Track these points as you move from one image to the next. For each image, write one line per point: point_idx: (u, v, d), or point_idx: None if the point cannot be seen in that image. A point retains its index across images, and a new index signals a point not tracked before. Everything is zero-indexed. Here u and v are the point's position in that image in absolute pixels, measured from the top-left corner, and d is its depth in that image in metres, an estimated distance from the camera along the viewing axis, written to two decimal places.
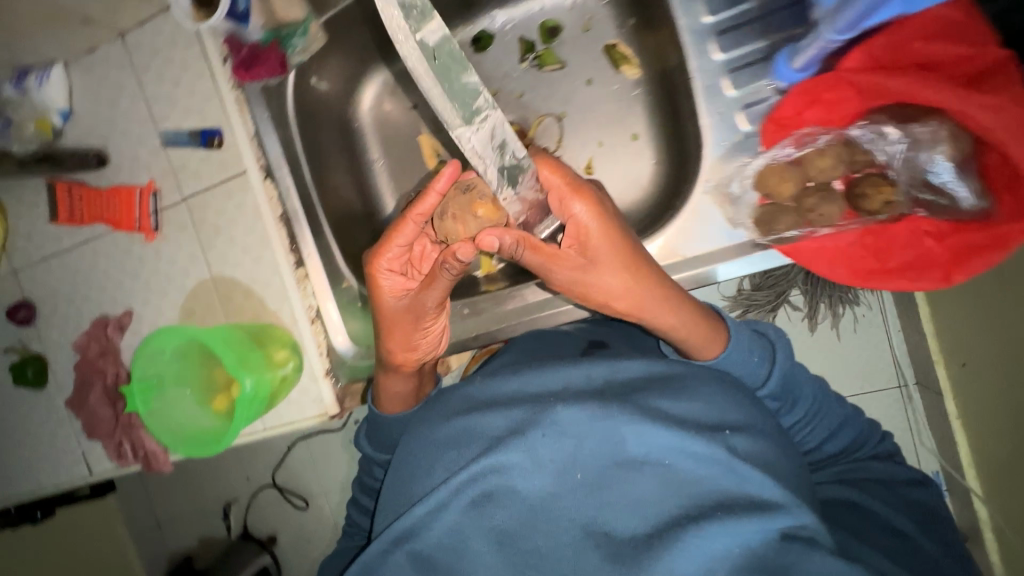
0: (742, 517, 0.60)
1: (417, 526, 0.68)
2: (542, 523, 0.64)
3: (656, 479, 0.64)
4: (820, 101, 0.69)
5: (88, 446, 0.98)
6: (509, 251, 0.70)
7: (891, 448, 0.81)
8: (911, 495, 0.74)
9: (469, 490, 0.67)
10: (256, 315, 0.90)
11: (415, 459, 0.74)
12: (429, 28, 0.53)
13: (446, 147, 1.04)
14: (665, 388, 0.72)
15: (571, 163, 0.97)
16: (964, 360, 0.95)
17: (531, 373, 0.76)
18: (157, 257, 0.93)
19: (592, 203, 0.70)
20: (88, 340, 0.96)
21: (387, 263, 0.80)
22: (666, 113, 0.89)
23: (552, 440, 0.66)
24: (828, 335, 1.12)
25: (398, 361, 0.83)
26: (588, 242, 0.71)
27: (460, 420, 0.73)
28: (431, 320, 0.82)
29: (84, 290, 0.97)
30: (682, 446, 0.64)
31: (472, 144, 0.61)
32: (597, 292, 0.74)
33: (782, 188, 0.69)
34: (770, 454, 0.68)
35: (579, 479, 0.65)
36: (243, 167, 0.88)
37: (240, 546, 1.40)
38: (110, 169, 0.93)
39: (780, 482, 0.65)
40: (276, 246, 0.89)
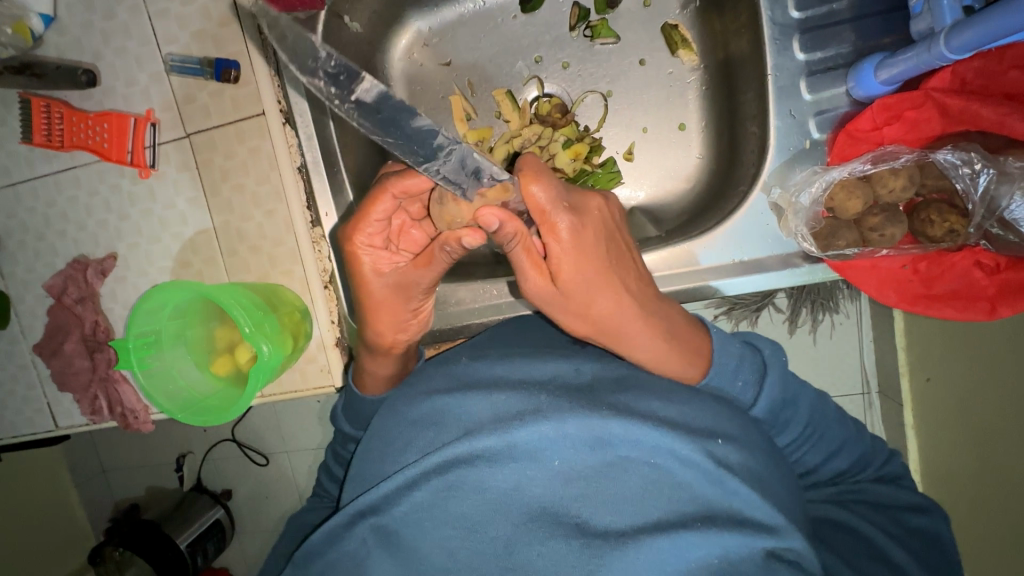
0: (721, 529, 0.59)
1: (385, 503, 0.65)
2: (514, 513, 0.60)
3: (641, 477, 0.61)
4: (900, 119, 0.66)
5: (57, 397, 0.89)
6: (506, 236, 0.59)
7: (896, 471, 0.77)
8: (909, 522, 0.70)
9: (441, 473, 0.63)
10: (264, 275, 0.83)
11: (388, 436, 0.70)
12: (364, 85, 0.50)
13: (478, 110, 0.95)
14: (657, 388, 0.69)
15: (611, 146, 0.92)
16: (926, 376, 0.97)
17: (518, 361, 0.73)
18: (149, 198, 0.83)
19: (574, 224, 0.61)
20: (64, 282, 0.85)
21: (367, 237, 0.67)
22: (722, 108, 0.85)
23: (538, 427, 0.62)
24: (805, 340, 1.06)
25: (386, 343, 0.73)
26: (560, 270, 0.62)
27: (439, 400, 0.69)
28: (420, 300, 0.71)
29: (59, 225, 0.86)
30: (672, 448, 0.61)
31: (445, 175, 0.57)
32: (571, 318, 0.66)
33: (849, 205, 0.67)
34: (758, 471, 0.65)
35: (558, 467, 0.61)
36: (262, 108, 0.79)
37: (193, 499, 1.30)
38: (100, 91, 0.81)
39: (769, 500, 0.63)
40: (292, 202, 0.81)
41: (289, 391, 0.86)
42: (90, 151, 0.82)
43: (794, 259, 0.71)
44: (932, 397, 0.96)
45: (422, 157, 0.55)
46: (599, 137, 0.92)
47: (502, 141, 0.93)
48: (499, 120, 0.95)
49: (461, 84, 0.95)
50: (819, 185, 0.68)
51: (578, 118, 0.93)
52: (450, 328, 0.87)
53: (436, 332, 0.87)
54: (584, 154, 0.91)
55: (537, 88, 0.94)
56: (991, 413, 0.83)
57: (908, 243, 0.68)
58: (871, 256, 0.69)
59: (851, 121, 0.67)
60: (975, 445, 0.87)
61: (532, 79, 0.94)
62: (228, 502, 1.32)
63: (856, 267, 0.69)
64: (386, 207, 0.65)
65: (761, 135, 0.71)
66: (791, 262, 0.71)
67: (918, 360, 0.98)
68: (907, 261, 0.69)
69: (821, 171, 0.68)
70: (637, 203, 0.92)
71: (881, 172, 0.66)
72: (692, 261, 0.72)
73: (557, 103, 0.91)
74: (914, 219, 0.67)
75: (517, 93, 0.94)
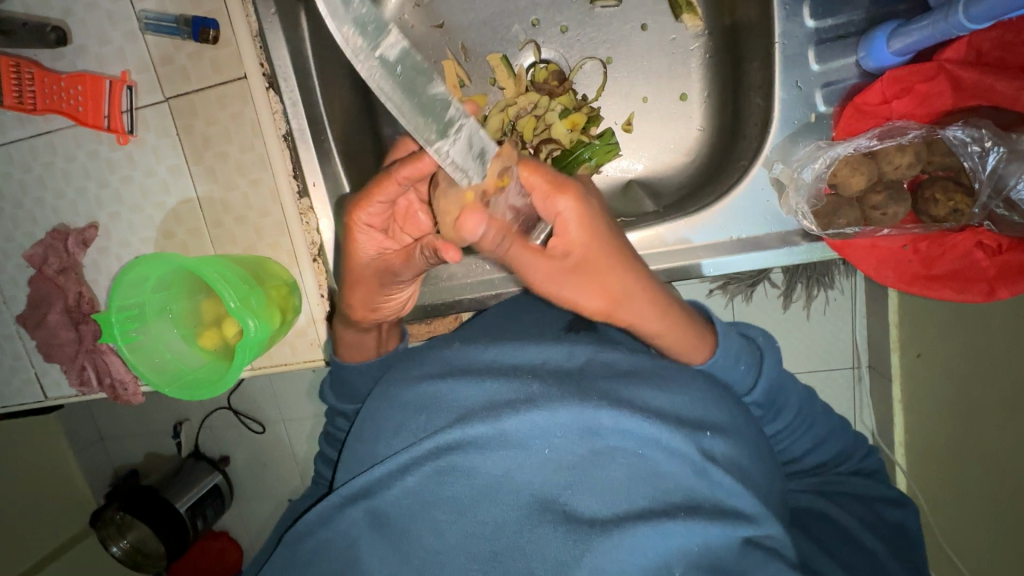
0: (703, 519, 0.59)
1: (375, 487, 0.65)
2: (503, 500, 0.60)
3: (628, 467, 0.61)
4: (911, 92, 0.63)
5: (44, 368, 0.88)
6: (490, 242, 0.57)
7: (875, 464, 0.79)
8: (884, 513, 0.73)
9: (432, 459, 0.62)
10: (250, 247, 0.81)
11: (380, 420, 0.71)
12: (387, 41, 0.46)
13: (473, 77, 0.92)
14: (648, 377, 0.69)
15: (609, 117, 0.90)
16: (919, 349, 0.97)
17: (512, 348, 0.73)
18: (129, 166, 0.80)
19: (583, 200, 0.56)
20: (44, 253, 0.82)
21: (367, 217, 0.65)
22: (726, 78, 0.82)
23: (530, 415, 0.62)
24: (799, 314, 1.06)
25: (353, 314, 0.75)
26: (570, 248, 0.57)
27: (432, 385, 0.69)
28: (398, 286, 0.72)
29: (37, 192, 0.83)
30: (659, 439, 0.62)
31: (454, 159, 0.54)
32: (578, 294, 0.59)
33: (853, 181, 0.64)
34: (743, 461, 0.67)
35: (548, 455, 0.61)
36: (244, 72, 0.75)
37: (191, 465, 1.31)
38: (72, 51, 0.77)
39: (752, 491, 0.64)
40: (278, 171, 0.78)
41: (280, 363, 0.85)
42: (65, 114, 0.78)
43: (792, 238, 0.70)
44: (923, 374, 0.96)
45: (433, 137, 0.51)
46: (597, 106, 0.89)
47: (497, 108, 0.90)
48: (494, 87, 0.92)
49: (454, 48, 0.91)
50: (824, 160, 0.66)
51: (576, 87, 0.90)
52: (443, 303, 0.85)
53: (427, 307, 0.85)
54: (582, 125, 0.88)
55: (534, 54, 0.90)
56: (983, 399, 0.83)
57: (909, 223, 0.67)
58: (871, 235, 0.67)
59: (860, 94, 0.64)
60: (966, 426, 0.87)
61: (529, 43, 0.90)
62: (226, 468, 1.34)
63: (854, 247, 0.67)
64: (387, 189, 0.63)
65: (766, 106, 0.68)
66: (789, 240, 0.70)
67: (910, 344, 0.99)
68: (908, 241, 0.67)
69: (825, 146, 0.66)
70: (635, 176, 0.90)
71: (888, 148, 0.63)
72: (683, 241, 0.72)
73: (554, 71, 0.88)
74: (919, 197, 0.64)
75: (513, 58, 0.90)
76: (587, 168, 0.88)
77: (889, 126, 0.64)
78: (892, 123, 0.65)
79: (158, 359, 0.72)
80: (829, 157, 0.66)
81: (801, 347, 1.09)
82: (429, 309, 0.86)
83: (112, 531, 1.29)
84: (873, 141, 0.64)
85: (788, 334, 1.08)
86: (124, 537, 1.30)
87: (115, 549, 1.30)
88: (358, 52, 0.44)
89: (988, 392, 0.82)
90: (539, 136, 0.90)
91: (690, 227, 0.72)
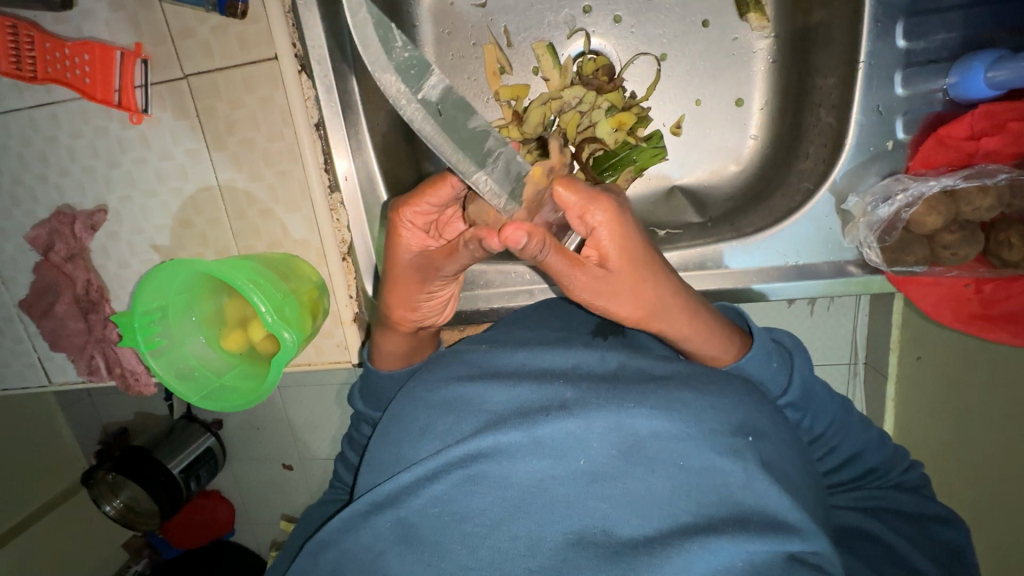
0: (754, 534, 0.47)
1: (394, 496, 0.54)
2: (540, 511, 0.49)
3: (669, 477, 0.50)
4: (1003, 129, 0.61)
5: (48, 357, 0.83)
6: (532, 253, 0.50)
7: (916, 479, 0.69)
8: (932, 531, 0.63)
9: (457, 464, 0.53)
10: (275, 243, 0.76)
11: (402, 423, 0.60)
12: (430, 81, 0.46)
13: (515, 64, 0.85)
14: (686, 381, 0.58)
15: (658, 117, 0.84)
16: (920, 351, 0.92)
17: (541, 352, 0.63)
18: (142, 145, 0.73)
19: (615, 212, 0.53)
20: (50, 236, 0.77)
21: (413, 216, 0.61)
22: (790, 87, 0.77)
23: (564, 421, 0.52)
24: (804, 311, 1.01)
25: (396, 320, 0.69)
26: (606, 256, 0.53)
27: (459, 388, 0.59)
28: (440, 286, 0.66)
29: (38, 168, 0.76)
30: (699, 449, 0.51)
31: (494, 186, 0.52)
32: (616, 304, 0.55)
33: (926, 220, 0.63)
34: (782, 469, 0.55)
35: (584, 465, 0.51)
36: (275, 52, 0.68)
37: (183, 426, 1.27)
38: (77, 15, 0.69)
39: (794, 500, 0.53)
40: (308, 164, 0.72)
41: (303, 363, 0.82)
42: (68, 86, 0.70)
43: (847, 268, 0.70)
44: (923, 377, 0.91)
45: (473, 167, 0.50)
46: (647, 107, 0.83)
47: (539, 101, 0.83)
48: (536, 77, 0.85)
49: (496, 31, 0.84)
50: (904, 196, 0.64)
51: (626, 82, 0.83)
52: (477, 311, 0.82)
53: (461, 313, 0.82)
54: (629, 125, 0.83)
55: (583, 43, 0.83)
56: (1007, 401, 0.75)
57: (977, 264, 0.66)
58: (936, 274, 0.67)
59: (944, 126, 0.63)
60: (993, 429, 0.78)
61: (577, 31, 0.83)
62: (219, 432, 1.31)
63: (919, 284, 0.67)
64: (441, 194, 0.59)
65: (838, 128, 0.67)
66: (845, 270, 0.70)
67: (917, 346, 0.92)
68: (970, 281, 0.67)
69: (904, 180, 0.65)
70: (677, 182, 0.85)
71: (970, 188, 0.61)
72: (699, 266, 0.73)
73: (603, 65, 0.82)
74: (990, 239, 0.63)
75: (558, 47, 0.84)
76: (631, 172, 0.84)
77: (984, 167, 0.61)
78: (977, 162, 0.63)
79: (182, 363, 0.68)
80: (917, 193, 0.63)
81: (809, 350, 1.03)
82: (464, 315, 0.82)
83: (104, 491, 1.25)
84: (962, 180, 0.62)
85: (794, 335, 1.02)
86: (116, 497, 1.27)
87: (107, 508, 1.26)
88: (405, 95, 0.45)
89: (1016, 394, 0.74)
90: (582, 135, 0.83)
91: (744, 248, 0.72)
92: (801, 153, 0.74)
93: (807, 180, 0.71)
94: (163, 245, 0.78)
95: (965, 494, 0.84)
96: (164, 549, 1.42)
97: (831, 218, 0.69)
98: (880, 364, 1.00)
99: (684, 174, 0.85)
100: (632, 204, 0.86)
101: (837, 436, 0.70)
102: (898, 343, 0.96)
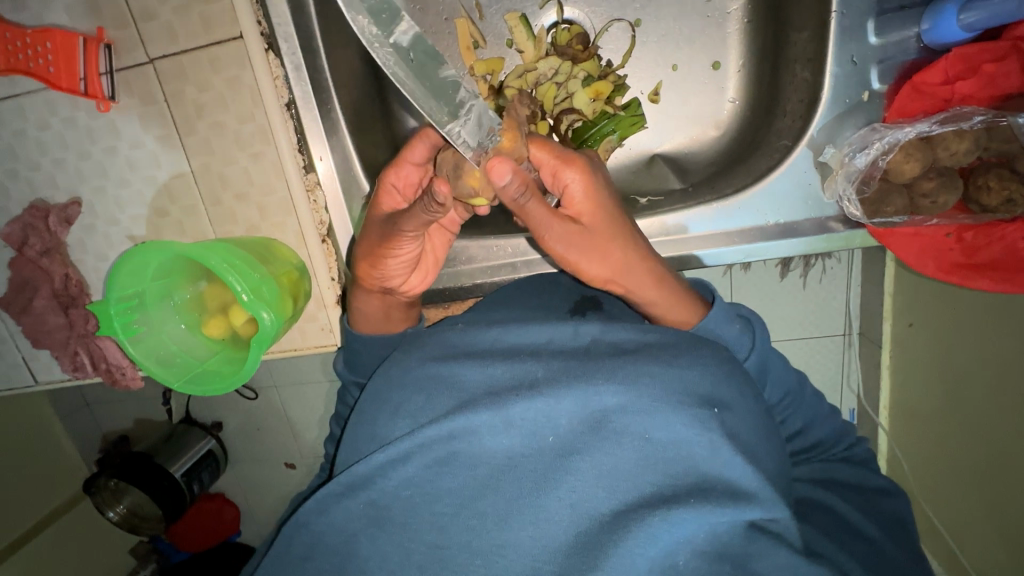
0: (715, 504, 0.47)
1: (366, 477, 0.54)
2: (507, 489, 0.50)
3: (635, 451, 0.49)
4: (977, 73, 0.61)
5: (30, 354, 0.81)
6: (512, 194, 0.51)
7: (865, 453, 0.70)
8: (881, 503, 0.64)
9: (430, 444, 0.52)
10: (253, 227, 0.75)
11: (376, 405, 0.59)
12: (401, 29, 0.47)
13: (489, 37, 0.84)
14: (654, 353, 0.56)
15: (635, 86, 0.83)
16: (911, 315, 0.91)
17: (514, 327, 0.62)
18: (111, 134, 0.72)
19: (586, 171, 0.54)
20: (23, 231, 0.76)
21: (397, 177, 0.63)
22: (764, 46, 0.77)
23: (532, 399, 0.52)
24: (795, 285, 0.99)
25: (363, 276, 0.69)
26: (579, 212, 0.55)
27: (432, 367, 0.58)
28: (407, 244, 0.66)
29: (8, 163, 0.74)
30: (668, 421, 0.50)
31: (464, 138, 0.52)
32: (587, 263, 0.56)
33: (905, 168, 0.64)
34: (751, 438, 0.54)
35: (552, 441, 0.51)
36: (240, 31, 0.66)
37: (183, 431, 1.26)
38: (37, 2, 0.67)
39: (758, 467, 0.52)
40: (281, 145, 0.71)
41: (289, 349, 0.82)
42: (31, 75, 0.68)
43: (830, 224, 0.70)
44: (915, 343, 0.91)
45: (446, 114, 0.51)
46: (623, 74, 0.82)
47: (516, 75, 0.81)
48: (511, 50, 0.84)
49: (467, 5, 0.82)
50: (879, 145, 0.65)
51: (601, 51, 0.82)
52: (461, 288, 0.81)
53: (443, 291, 0.81)
54: (606, 94, 0.81)
55: (556, 13, 0.82)
56: (995, 360, 0.76)
57: (957, 211, 0.67)
58: (916, 224, 0.68)
59: (919, 73, 0.63)
60: (984, 388, 0.79)
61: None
62: (219, 434, 1.30)
63: (898, 234, 0.68)
64: (418, 153, 0.62)
65: (814, 82, 0.68)
66: (826, 227, 0.70)
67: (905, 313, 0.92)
68: (951, 231, 0.67)
69: (881, 129, 0.65)
70: (658, 151, 0.85)
71: (946, 133, 0.62)
72: (681, 231, 0.73)
73: (578, 33, 0.80)
74: (970, 184, 0.64)
75: (532, 18, 0.82)
76: (613, 141, 0.82)
77: (959, 110, 0.62)
78: (953, 106, 0.63)
79: (163, 351, 0.69)
80: (889, 139, 0.64)
81: (799, 316, 1.02)
82: (446, 293, 0.81)
83: (107, 496, 1.25)
84: (942, 126, 0.62)
85: (784, 301, 1.01)
86: (119, 503, 1.27)
87: (111, 514, 1.27)
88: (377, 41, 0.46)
89: (1008, 352, 0.73)
90: (559, 105, 0.82)
91: (726, 211, 0.71)
92: (779, 111, 0.74)
93: (785, 136, 0.72)
94: (139, 235, 0.77)
95: (965, 462, 0.84)
96: (172, 552, 1.43)
97: (810, 173, 0.69)
98: (875, 328, 0.99)
99: (664, 142, 0.84)
100: (613, 175, 0.85)
101: (803, 400, 0.71)
102: (890, 310, 0.95)
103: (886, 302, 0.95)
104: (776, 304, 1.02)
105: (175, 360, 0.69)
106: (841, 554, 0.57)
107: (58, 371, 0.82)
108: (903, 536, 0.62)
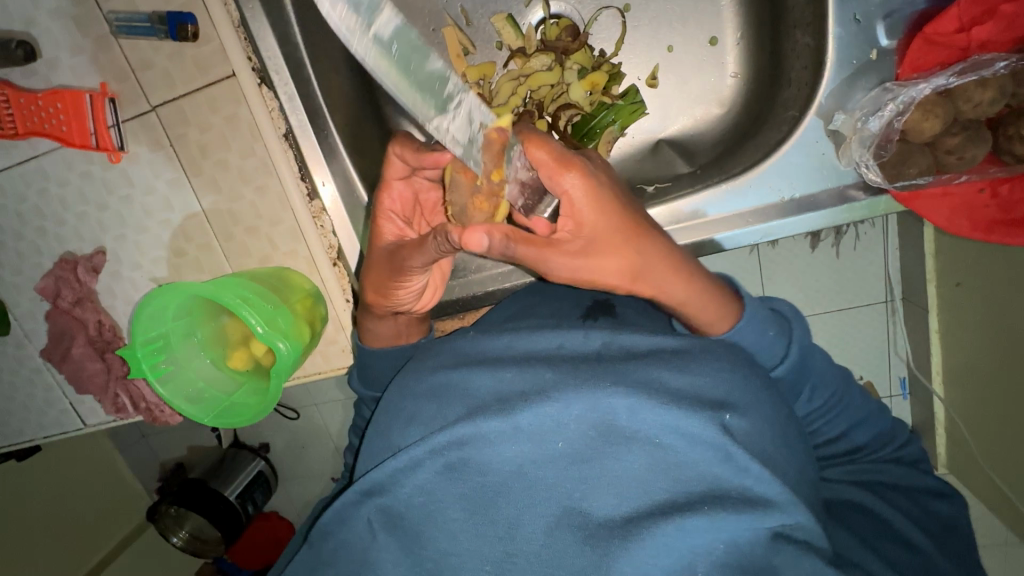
0: (730, 511, 0.46)
1: (387, 481, 0.53)
2: (518, 496, 0.48)
3: (646, 458, 0.48)
4: (995, 15, 0.60)
5: (76, 400, 0.85)
6: (500, 249, 0.48)
7: (915, 453, 0.65)
8: (929, 506, 0.60)
9: (442, 453, 0.51)
10: (266, 258, 0.77)
11: (389, 411, 0.59)
12: (381, 17, 0.41)
13: (479, 43, 0.82)
14: (665, 358, 0.55)
15: (631, 72, 0.81)
16: (958, 276, 0.85)
17: (523, 333, 0.60)
18: (124, 183, 0.75)
19: (587, 175, 0.50)
20: (56, 284, 0.79)
21: (388, 204, 0.65)
22: (762, 15, 0.73)
23: (541, 406, 0.50)
24: (828, 254, 0.96)
25: (374, 305, 0.68)
26: (581, 220, 0.50)
27: (444, 374, 0.57)
28: (417, 277, 0.64)
29: (35, 221, 0.77)
30: (677, 424, 0.48)
31: (455, 135, 0.47)
32: (602, 272, 0.51)
33: (925, 126, 0.62)
34: (770, 445, 0.51)
35: (562, 448, 0.49)
36: (231, 69, 0.69)
37: (233, 455, 1.31)
38: (43, 66, 0.69)
39: (779, 474, 0.50)
40: (284, 176, 0.72)
41: (314, 372, 0.83)
42: (47, 136, 0.71)
43: (850, 193, 0.67)
44: (961, 304, 0.85)
45: (433, 111, 0.45)
46: (618, 63, 0.80)
47: (509, 78, 0.79)
48: (501, 52, 0.82)
49: (453, 12, 0.81)
50: (894, 105, 0.62)
51: (593, 41, 0.81)
52: (474, 297, 0.81)
53: (456, 301, 0.81)
54: (603, 84, 0.79)
55: (543, 9, 0.80)
56: None
57: (988, 165, 0.64)
58: (944, 183, 0.65)
59: (930, 24, 0.60)
60: None
61: None
62: (268, 454, 1.33)
63: (923, 198, 0.66)
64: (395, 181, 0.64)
65: (817, 47, 0.65)
66: (847, 196, 0.67)
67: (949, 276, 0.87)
68: (984, 185, 0.65)
69: (894, 88, 0.63)
70: (663, 135, 0.82)
71: (966, 84, 0.59)
72: (697, 216, 0.70)
73: (567, 26, 0.78)
74: (1000, 135, 0.61)
75: (519, 16, 0.81)
76: (614, 131, 0.80)
77: (977, 58, 0.60)
78: (973, 54, 0.61)
79: (192, 387, 0.71)
80: (910, 95, 0.62)
81: (833, 289, 0.98)
82: (459, 302, 0.81)
83: (170, 523, 1.30)
84: (961, 77, 0.60)
85: (813, 274, 0.97)
86: (181, 528, 1.31)
87: (174, 540, 1.32)
88: (355, 33, 0.40)
89: None
90: (557, 102, 0.80)
91: (737, 192, 0.69)
92: (784, 79, 0.71)
93: (792, 105, 0.69)
94: (161, 277, 0.79)
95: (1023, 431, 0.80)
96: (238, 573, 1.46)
97: (821, 143, 0.66)
98: (918, 295, 0.93)
99: (667, 128, 0.82)
100: (621, 166, 0.83)
101: (850, 404, 0.66)
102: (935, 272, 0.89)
103: (929, 264, 0.89)
104: (809, 277, 0.97)
105: (204, 396, 0.72)
106: (869, 560, 0.54)
107: (101, 414, 0.86)
108: (957, 544, 0.58)
